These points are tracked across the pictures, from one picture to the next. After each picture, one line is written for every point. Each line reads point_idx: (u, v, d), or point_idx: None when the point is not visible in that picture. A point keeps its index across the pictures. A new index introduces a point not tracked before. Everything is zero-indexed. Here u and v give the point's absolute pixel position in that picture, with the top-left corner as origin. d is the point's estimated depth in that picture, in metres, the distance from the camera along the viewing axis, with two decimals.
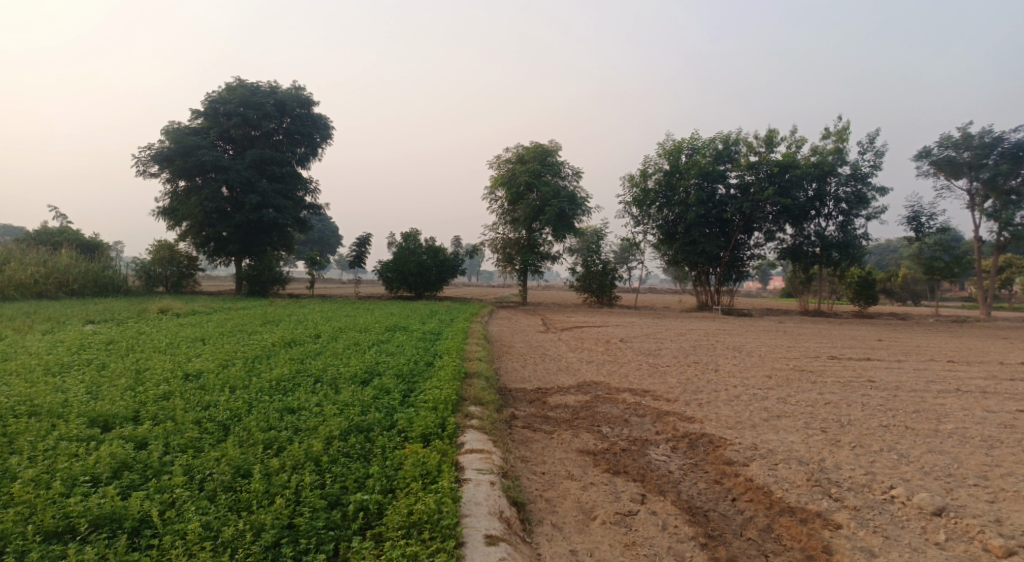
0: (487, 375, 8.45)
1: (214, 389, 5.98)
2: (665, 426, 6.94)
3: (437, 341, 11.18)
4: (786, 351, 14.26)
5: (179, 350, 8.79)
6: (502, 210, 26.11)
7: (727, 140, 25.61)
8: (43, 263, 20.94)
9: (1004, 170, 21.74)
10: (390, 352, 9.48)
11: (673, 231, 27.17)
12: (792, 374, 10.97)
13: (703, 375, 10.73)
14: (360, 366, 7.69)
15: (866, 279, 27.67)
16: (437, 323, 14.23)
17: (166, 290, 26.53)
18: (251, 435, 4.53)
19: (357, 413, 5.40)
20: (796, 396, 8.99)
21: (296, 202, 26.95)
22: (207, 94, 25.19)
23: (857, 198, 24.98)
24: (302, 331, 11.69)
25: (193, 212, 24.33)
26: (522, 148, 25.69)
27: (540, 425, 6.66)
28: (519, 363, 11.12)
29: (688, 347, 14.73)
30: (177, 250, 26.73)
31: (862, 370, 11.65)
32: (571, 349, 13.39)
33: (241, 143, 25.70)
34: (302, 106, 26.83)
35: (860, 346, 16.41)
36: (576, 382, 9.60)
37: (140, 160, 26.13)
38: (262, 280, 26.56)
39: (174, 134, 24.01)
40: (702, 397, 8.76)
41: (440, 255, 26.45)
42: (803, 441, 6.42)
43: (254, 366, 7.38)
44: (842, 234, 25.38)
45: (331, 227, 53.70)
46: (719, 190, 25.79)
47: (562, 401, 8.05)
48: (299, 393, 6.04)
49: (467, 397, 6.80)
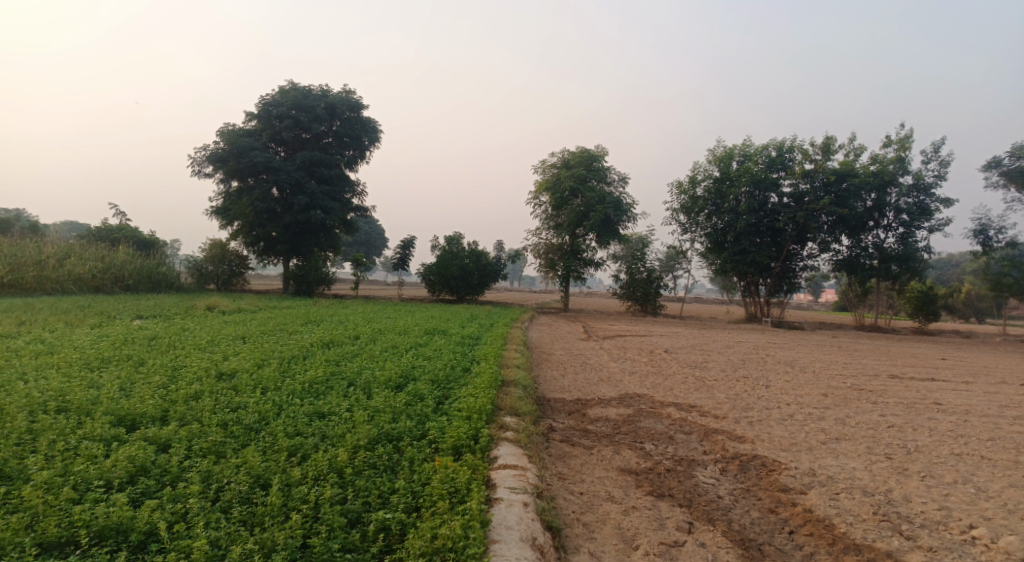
0: (526, 384, 8.15)
1: (246, 389, 5.88)
2: (713, 445, 6.51)
3: (476, 347, 10.95)
4: (842, 368, 13.51)
5: (219, 347, 8.79)
6: (546, 215, 25.81)
7: (781, 147, 24.74)
8: (101, 258, 21.62)
9: None
10: (428, 356, 9.27)
11: (722, 240, 26.37)
12: (850, 393, 10.31)
13: (753, 391, 10.19)
14: (396, 370, 7.50)
15: (928, 294, 26.23)
16: (478, 327, 14.01)
17: (217, 288, 27.14)
18: (274, 442, 4.35)
19: (389, 421, 5.20)
20: (855, 418, 8.39)
21: (343, 204, 27.24)
22: (261, 97, 25.72)
23: (919, 209, 23.74)
24: (342, 331, 11.63)
25: (243, 212, 24.84)
26: (567, 153, 25.36)
27: (578, 439, 6.33)
28: (560, 371, 10.79)
29: (736, 360, 14.12)
30: (228, 249, 27.34)
31: (926, 391, 10.88)
32: (613, 359, 12.98)
33: (292, 145, 26.14)
34: (352, 109, 27.13)
35: (922, 365, 15.43)
36: (619, 393, 9.21)
37: (195, 160, 26.87)
38: (308, 280, 26.89)
39: (227, 135, 24.59)
40: (753, 415, 8.25)
41: (483, 259, 26.32)
42: (866, 468, 5.90)
43: (289, 367, 7.27)
44: (902, 246, 24.16)
45: (377, 229, 54.38)
46: (772, 198, 24.89)
47: (603, 414, 7.67)
48: (330, 397, 5.88)
49: (503, 407, 6.51)
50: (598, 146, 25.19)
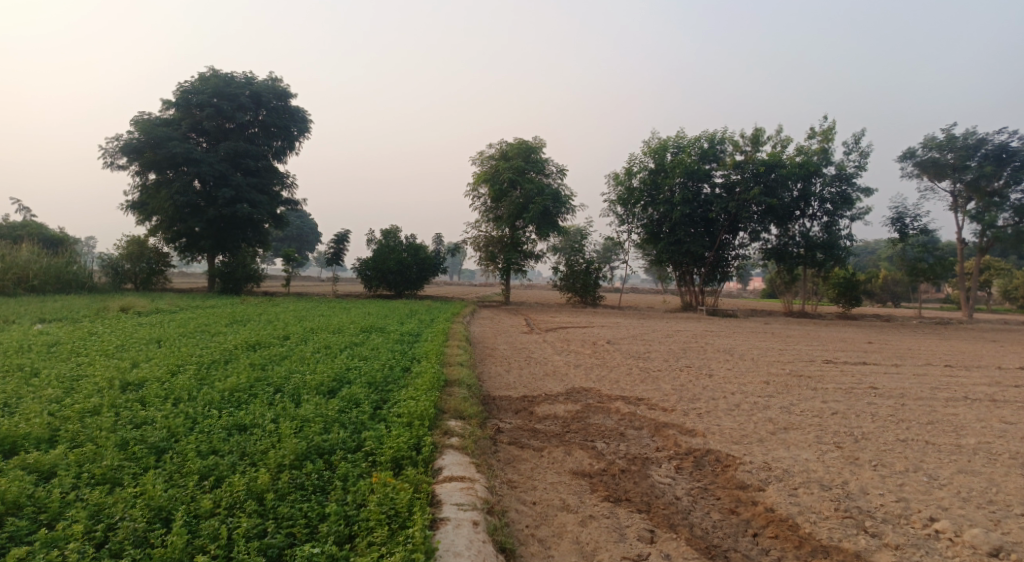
0: (469, 382, 7.75)
1: (155, 401, 5.21)
2: (665, 441, 6.29)
3: (416, 344, 10.43)
4: (778, 354, 13.72)
5: (129, 353, 7.95)
6: (485, 207, 25.40)
7: (713, 139, 25.16)
8: (1, 257, 19.75)
9: (987, 172, 21.53)
10: (364, 356, 8.70)
11: (658, 231, 26.66)
12: (790, 379, 10.40)
13: (697, 381, 10.11)
14: (330, 373, 6.93)
15: (851, 280, 27.37)
16: (416, 323, 13.46)
17: (135, 287, 25.39)
18: (185, 463, 3.78)
19: (320, 431, 4.70)
20: (799, 405, 8.41)
21: (272, 197, 25.95)
22: (179, 84, 24.13)
23: (842, 199, 24.65)
24: (270, 332, 10.87)
25: (163, 206, 23.29)
26: (505, 145, 24.99)
27: (527, 441, 5.97)
28: (503, 367, 10.43)
29: (677, 350, 14.12)
30: (147, 246, 25.61)
31: (860, 376, 11.11)
32: (557, 352, 12.71)
33: (215, 135, 24.67)
34: (280, 98, 25.83)
35: (851, 348, 15.92)
36: (565, 388, 8.93)
37: (107, 151, 25.00)
38: (236, 278, 25.73)
39: (143, 124, 22.94)
40: (701, 407, 8.11)
41: (421, 253, 25.67)
42: (819, 459, 5.80)
43: (207, 373, 6.58)
44: (827, 234, 25.05)
45: (309, 224, 52.45)
46: (705, 189, 25.29)
47: (550, 411, 7.35)
48: (253, 406, 5.29)
49: (446, 410, 6.09)
50: (536, 137, 24.93)
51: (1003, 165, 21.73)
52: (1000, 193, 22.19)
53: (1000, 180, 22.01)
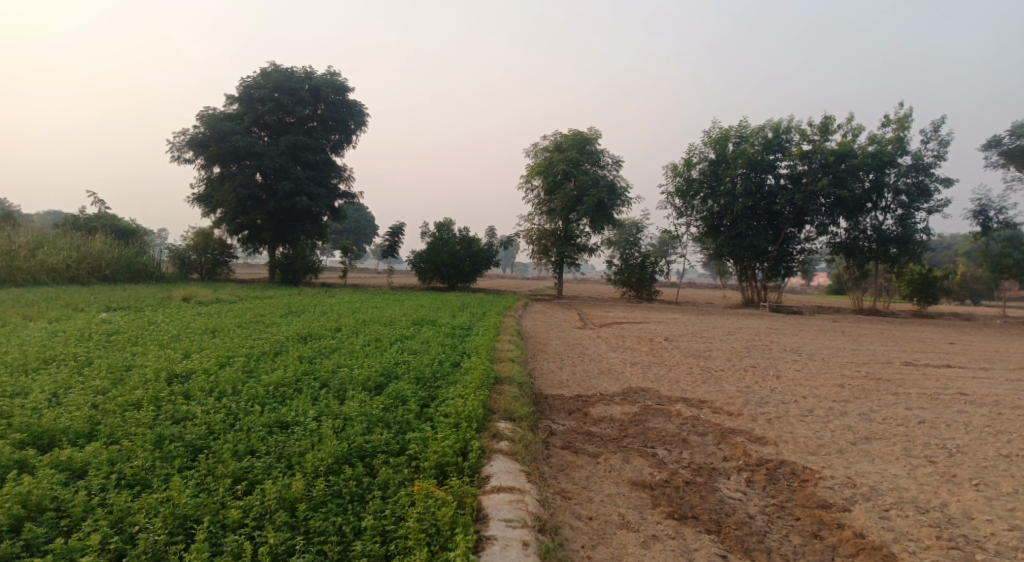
0: (521, 380, 7.40)
1: (199, 395, 5.08)
2: (734, 449, 5.77)
3: (467, 338, 10.15)
4: (851, 355, 12.82)
5: (184, 344, 7.97)
6: (539, 199, 25.00)
7: (778, 127, 23.97)
8: (76, 247, 20.61)
9: None
10: (413, 350, 8.47)
11: (718, 224, 25.66)
12: (867, 383, 9.60)
13: (764, 383, 9.47)
14: (377, 368, 6.71)
15: (927, 277, 25.64)
16: (468, 317, 13.22)
17: (201, 278, 26.20)
18: (218, 465, 3.61)
19: (362, 432, 4.45)
20: (880, 412, 7.69)
21: (330, 190, 26.26)
22: (243, 80, 24.64)
23: (918, 190, 23.07)
24: (322, 323, 10.80)
25: (226, 199, 23.88)
26: (560, 136, 24.48)
27: (582, 446, 5.57)
28: (557, 364, 10.05)
29: (740, 348, 13.40)
30: (211, 237, 26.37)
31: (945, 380, 10.17)
32: (612, 349, 12.23)
33: (276, 129, 25.12)
34: (337, 92, 26.06)
35: (932, 350, 14.77)
36: (622, 388, 8.47)
37: (175, 146, 25.83)
38: (295, 269, 26.25)
39: (208, 119, 23.56)
40: (770, 411, 7.52)
41: (475, 246, 25.49)
42: (910, 475, 5.20)
43: (255, 366, 6.46)
44: (901, 228, 23.51)
45: (366, 217, 53.21)
46: (768, 180, 24.13)
47: (606, 413, 6.93)
48: (297, 402, 5.10)
49: (495, 410, 5.77)
50: (592, 128, 24.31)
51: None
52: None
53: None
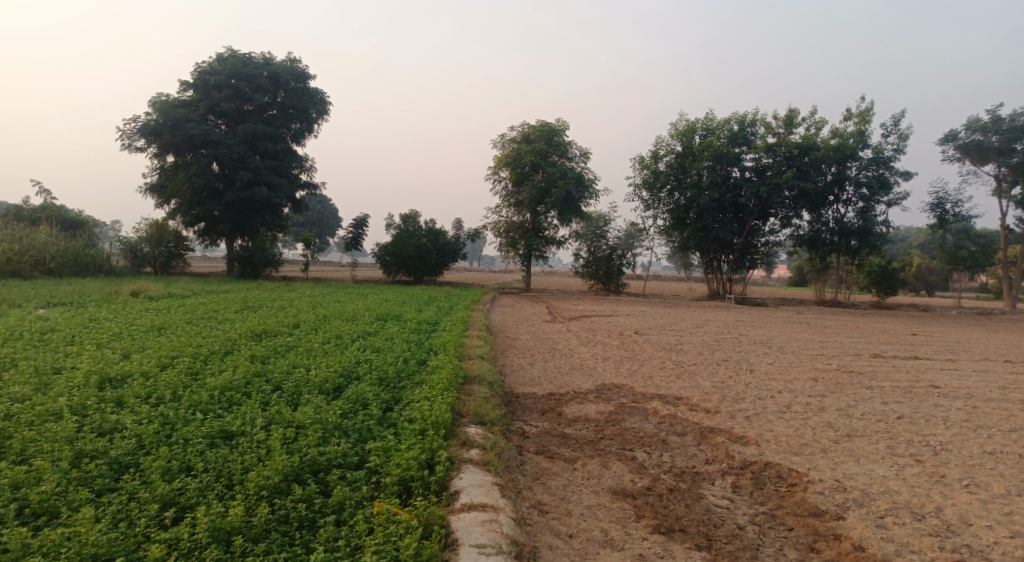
0: (491, 379, 7.01)
1: (132, 403, 4.53)
2: (716, 451, 5.48)
3: (433, 334, 9.70)
4: (820, 348, 12.75)
5: (126, 343, 7.35)
6: (506, 191, 24.57)
7: (744, 121, 24.00)
8: (17, 239, 19.40)
9: None
10: (377, 348, 7.98)
11: (684, 217, 25.60)
12: (840, 377, 9.47)
13: (738, 377, 9.26)
14: (337, 368, 6.22)
15: (886, 268, 26.05)
16: (435, 311, 12.76)
17: (154, 271, 25.08)
18: (145, 487, 3.18)
19: (316, 442, 4.02)
20: (858, 407, 7.53)
21: (291, 180, 25.37)
22: (197, 65, 23.55)
23: (878, 183, 23.36)
24: (280, 319, 10.23)
25: (181, 189, 22.84)
26: (527, 127, 24.06)
27: (558, 450, 5.22)
28: (527, 360, 9.67)
29: (711, 342, 13.23)
30: (166, 229, 25.24)
31: (916, 373, 10.12)
32: (583, 343, 11.90)
33: (233, 117, 24.11)
34: (298, 79, 25.15)
35: (896, 341, 14.85)
36: (595, 385, 8.14)
37: (125, 133, 24.63)
38: (255, 262, 25.31)
39: (160, 106, 22.45)
40: (748, 408, 7.28)
41: (441, 238, 24.95)
42: (898, 476, 4.98)
43: (201, 368, 5.89)
44: (862, 220, 23.81)
45: (330, 209, 52.06)
46: (734, 173, 24.14)
47: (581, 413, 6.58)
48: (245, 409, 4.61)
49: (463, 413, 5.36)
50: (559, 119, 23.96)
51: None
52: None
53: None
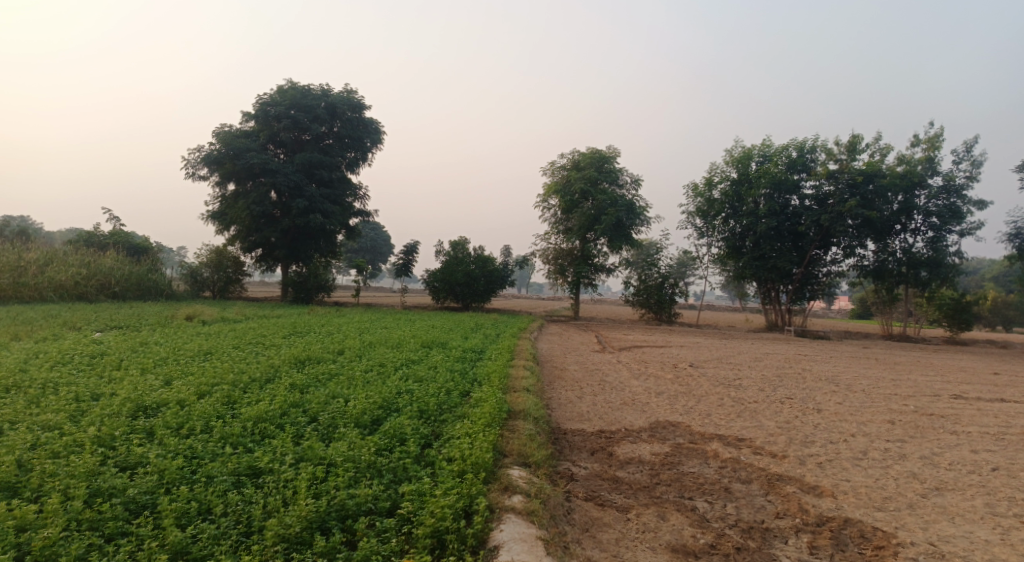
0: (538, 414, 6.62)
1: (162, 434, 4.36)
2: (787, 504, 4.93)
3: (479, 364, 9.39)
4: (892, 386, 11.80)
5: (171, 368, 7.28)
6: (555, 219, 24.31)
7: (803, 147, 23.14)
8: (86, 264, 20.20)
9: None
10: (419, 378, 7.68)
11: (740, 245, 24.72)
12: (920, 420, 8.64)
13: (805, 418, 8.56)
14: (376, 399, 5.93)
15: (960, 301, 24.43)
16: (481, 339, 12.45)
17: (212, 295, 25.74)
18: (156, 535, 3.11)
19: (346, 483, 3.76)
20: (945, 455, 6.78)
21: (344, 208, 25.77)
22: (259, 97, 24.35)
23: (950, 212, 22.02)
24: (324, 345, 10.12)
25: (239, 216, 23.47)
26: (577, 155, 23.85)
27: (609, 497, 4.79)
28: (576, 393, 9.22)
29: (771, 377, 12.45)
30: (225, 255, 25.95)
31: (1006, 417, 9.19)
32: (634, 376, 11.34)
33: (291, 147, 24.74)
34: (353, 110, 25.70)
35: (977, 380, 13.66)
36: (648, 422, 7.63)
37: (189, 162, 25.58)
38: (308, 287, 25.69)
39: (223, 136, 23.25)
40: (819, 453, 6.64)
41: (490, 265, 24.80)
42: (1005, 541, 4.33)
43: (238, 397, 5.71)
44: (932, 251, 22.45)
45: (382, 235, 52.75)
46: (793, 201, 23.25)
47: (633, 454, 6.10)
48: (275, 443, 4.37)
49: (507, 453, 4.99)
50: (610, 146, 23.67)
51: None
52: None
53: None
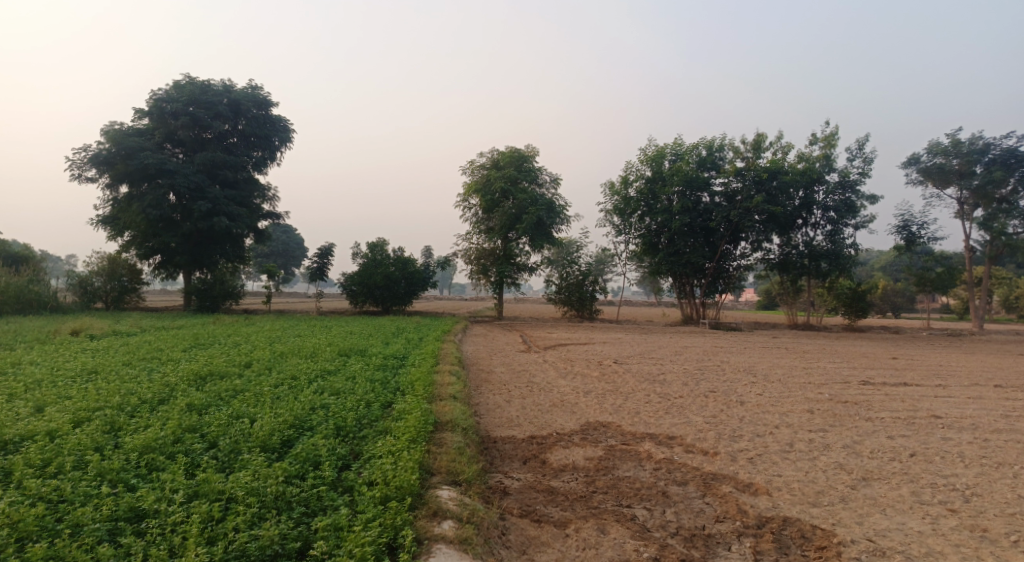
0: (465, 423, 6.25)
1: (21, 476, 3.67)
2: (726, 506, 4.80)
3: (400, 371, 8.89)
4: (806, 375, 12.21)
5: (44, 393, 6.34)
6: (476, 218, 23.96)
7: (712, 146, 23.92)
8: None
9: (995, 177, 20.30)
10: (336, 390, 7.11)
11: (656, 242, 25.25)
12: (836, 408, 8.90)
13: (730, 411, 8.62)
14: (286, 418, 5.35)
15: (857, 291, 25.97)
16: (403, 344, 11.91)
17: (106, 307, 23.65)
18: None
19: (248, 522, 3.28)
20: (865, 443, 6.94)
21: (252, 210, 24.32)
22: (153, 92, 22.58)
23: (846, 207, 23.36)
24: (230, 358, 9.31)
25: (135, 220, 21.65)
26: (496, 154, 23.62)
27: (545, 511, 4.49)
28: (503, 397, 8.91)
29: (693, 370, 12.62)
30: (119, 262, 23.93)
31: (912, 401, 9.63)
32: (561, 376, 11.15)
33: (191, 146, 23.09)
34: (259, 107, 24.34)
35: (880, 366, 14.43)
36: (579, 424, 7.42)
37: (75, 163, 23.40)
38: (214, 295, 24.07)
39: (113, 134, 21.37)
40: (748, 448, 6.63)
41: (410, 267, 24.15)
42: (937, 532, 4.37)
43: (122, 423, 4.97)
44: (832, 244, 23.75)
45: (296, 239, 50.66)
46: (704, 198, 23.99)
47: (567, 460, 5.83)
48: (164, 477, 3.77)
49: (434, 471, 4.59)
50: (528, 145, 23.58)
51: (1011, 170, 20.50)
52: (1008, 200, 21.05)
53: (1008, 186, 20.77)
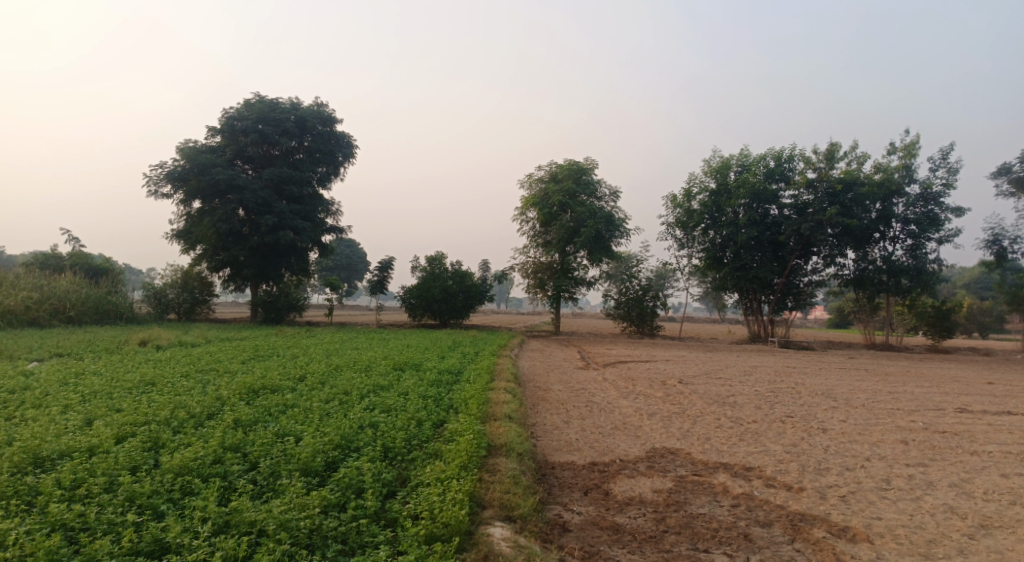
0: (521, 447, 5.78)
1: (48, 501, 3.46)
2: (822, 556, 4.21)
3: (454, 387, 8.52)
4: (893, 400, 11.16)
5: (97, 405, 6.25)
6: (534, 231, 23.60)
7: (781, 156, 22.78)
8: (38, 287, 18.85)
9: None
10: (387, 408, 6.76)
11: (721, 256, 24.19)
12: (934, 440, 7.97)
13: (811, 439, 7.84)
14: (332, 438, 5.02)
15: (941, 309, 24.09)
16: (458, 359, 11.57)
17: (178, 317, 24.45)
18: None
19: None
20: (975, 481, 6.10)
21: (316, 224, 24.72)
22: (225, 111, 23.34)
23: (928, 219, 21.74)
24: (284, 371, 9.18)
25: (206, 234, 22.31)
26: (555, 166, 23.24)
27: (610, 555, 4.04)
28: (563, 417, 8.39)
29: (765, 392, 11.73)
30: (191, 275, 24.73)
31: (1021, 433, 8.56)
32: (622, 395, 10.53)
33: (259, 162, 23.73)
34: (324, 123, 24.84)
35: (975, 391, 13.10)
36: (645, 450, 6.83)
37: (152, 179, 24.40)
38: (278, 306, 24.53)
39: (187, 151, 22.15)
40: (839, 483, 5.90)
41: (468, 280, 23.97)
42: None
43: (164, 441, 4.76)
44: (913, 259, 22.13)
45: (358, 253, 51.67)
46: (772, 210, 22.85)
47: (633, 492, 5.28)
48: (195, 503, 3.51)
49: (486, 505, 4.16)
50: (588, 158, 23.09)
51: None
52: None
53: None
